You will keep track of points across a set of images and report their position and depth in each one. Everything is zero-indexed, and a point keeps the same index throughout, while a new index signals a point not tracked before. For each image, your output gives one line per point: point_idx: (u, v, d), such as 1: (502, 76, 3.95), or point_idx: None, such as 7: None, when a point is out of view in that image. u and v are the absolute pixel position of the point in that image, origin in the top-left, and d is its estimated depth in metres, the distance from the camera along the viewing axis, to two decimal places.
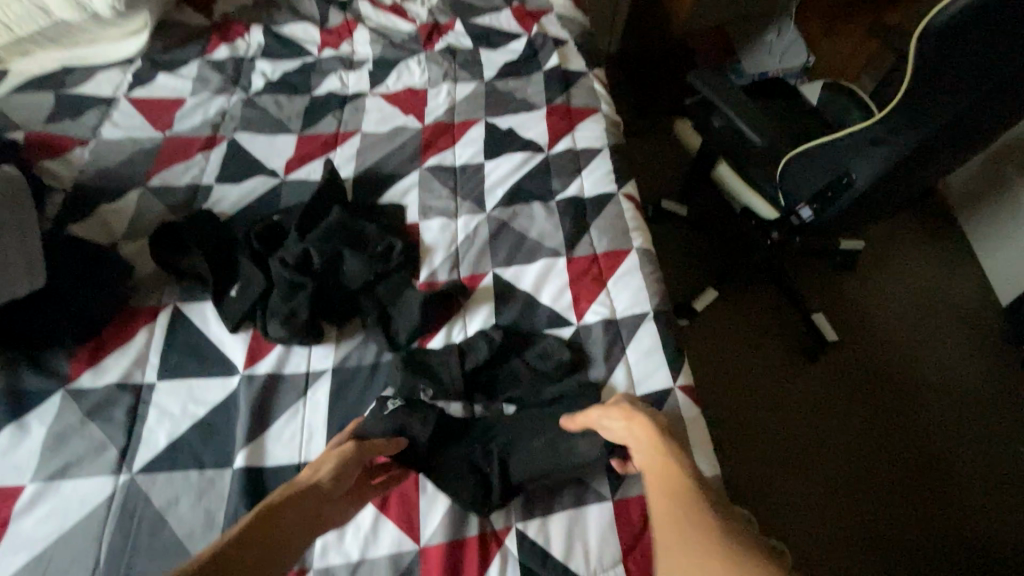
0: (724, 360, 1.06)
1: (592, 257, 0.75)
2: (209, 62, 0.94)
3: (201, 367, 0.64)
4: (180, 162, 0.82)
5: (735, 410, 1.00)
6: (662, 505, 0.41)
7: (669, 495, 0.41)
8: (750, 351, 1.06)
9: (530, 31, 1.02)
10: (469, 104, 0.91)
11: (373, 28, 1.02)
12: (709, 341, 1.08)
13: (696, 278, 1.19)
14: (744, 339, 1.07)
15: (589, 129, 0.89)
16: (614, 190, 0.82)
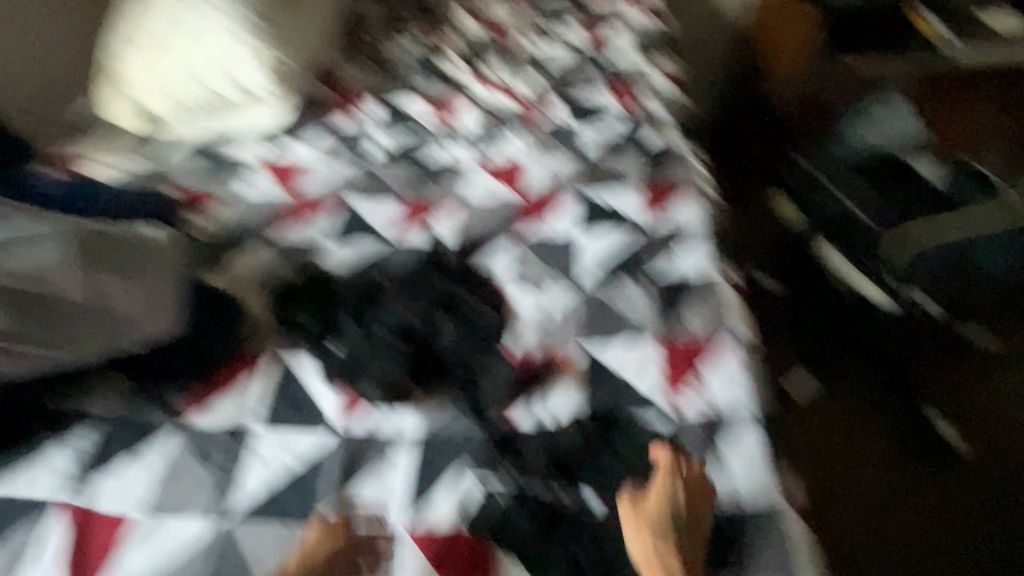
0: (831, 432, 1.14)
1: (689, 341, 0.73)
2: (333, 131, 1.04)
3: (297, 416, 0.67)
4: (300, 221, 0.90)
5: (839, 479, 1.07)
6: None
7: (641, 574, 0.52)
8: (860, 431, 1.13)
9: (628, 111, 1.06)
10: (565, 178, 0.95)
11: (479, 100, 1.09)
12: (816, 412, 1.16)
13: (807, 351, 1.25)
14: (853, 417, 1.15)
15: (686, 210, 0.89)
16: (712, 274, 0.80)
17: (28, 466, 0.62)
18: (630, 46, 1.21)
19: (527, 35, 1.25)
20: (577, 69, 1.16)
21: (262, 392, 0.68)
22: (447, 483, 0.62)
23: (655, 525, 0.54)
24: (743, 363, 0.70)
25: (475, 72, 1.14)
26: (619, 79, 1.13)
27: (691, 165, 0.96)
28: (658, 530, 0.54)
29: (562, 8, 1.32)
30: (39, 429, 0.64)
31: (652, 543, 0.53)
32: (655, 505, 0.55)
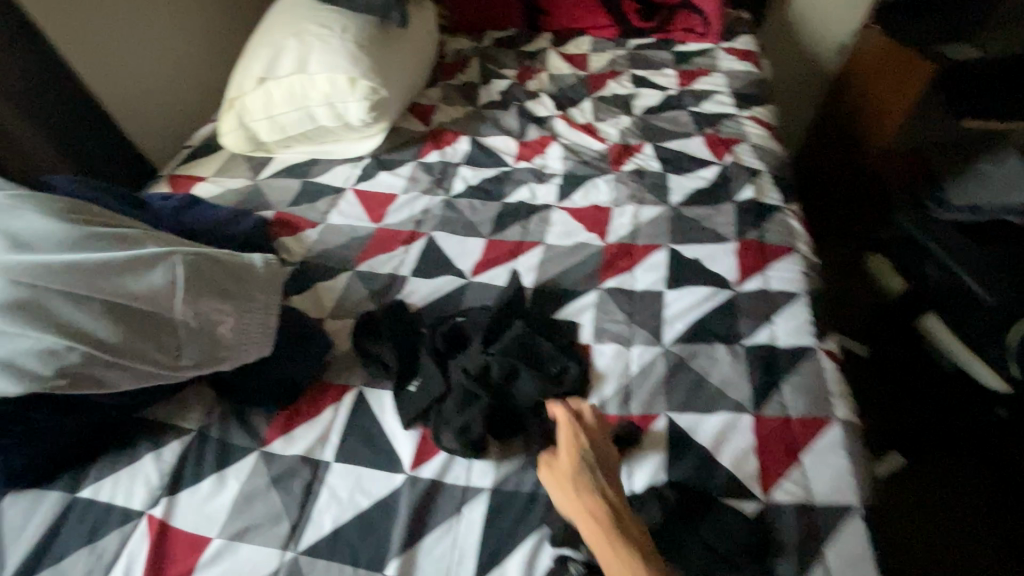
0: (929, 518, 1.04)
1: (785, 419, 0.66)
2: (422, 164, 1.07)
3: (372, 454, 0.67)
4: (385, 252, 0.91)
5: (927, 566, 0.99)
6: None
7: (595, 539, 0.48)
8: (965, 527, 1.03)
9: (723, 160, 1.02)
10: (652, 227, 0.91)
11: (566, 144, 1.10)
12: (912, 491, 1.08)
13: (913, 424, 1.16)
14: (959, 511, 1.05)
15: (784, 270, 0.83)
16: (813, 344, 0.73)
17: (130, 471, 0.66)
18: (725, 93, 1.18)
19: (618, 80, 1.25)
20: (669, 115, 1.14)
21: (340, 425, 0.69)
22: (518, 548, 0.58)
23: (573, 475, 0.51)
24: (847, 452, 0.63)
25: (565, 116, 1.16)
26: (713, 128, 1.10)
27: (791, 221, 0.91)
28: (570, 477, 0.51)
29: (654, 54, 1.31)
30: (145, 436, 0.69)
31: (575, 492, 0.51)
32: (566, 457, 0.53)
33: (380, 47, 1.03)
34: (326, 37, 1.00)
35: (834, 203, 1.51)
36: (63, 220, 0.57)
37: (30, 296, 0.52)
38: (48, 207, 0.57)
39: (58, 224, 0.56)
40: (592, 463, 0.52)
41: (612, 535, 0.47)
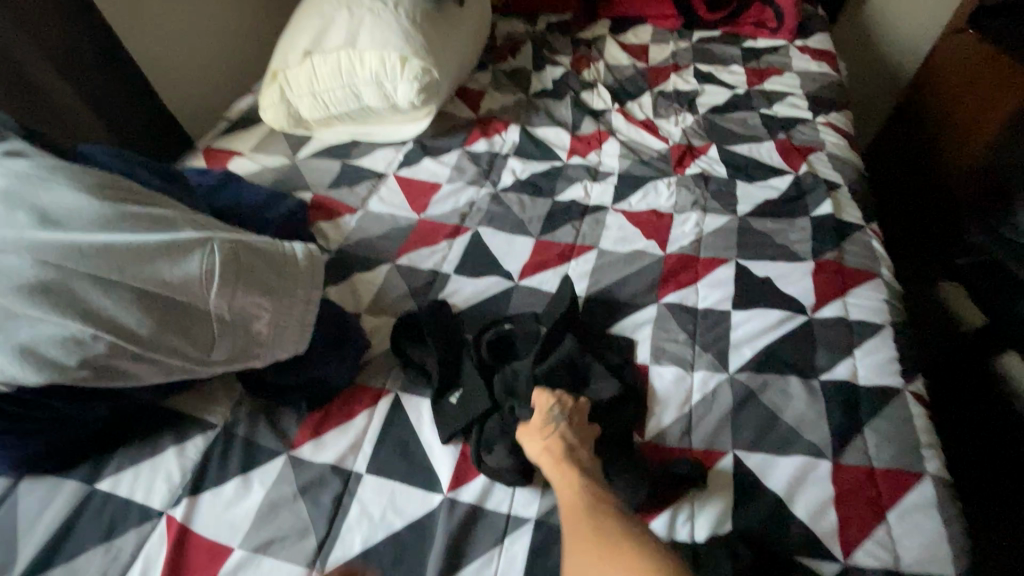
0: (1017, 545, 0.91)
1: (867, 470, 0.59)
2: (468, 153, 1.00)
3: (408, 469, 0.62)
4: (427, 246, 0.85)
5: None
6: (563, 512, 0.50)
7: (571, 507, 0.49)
8: None
9: (797, 169, 0.94)
10: (718, 239, 0.83)
11: (624, 141, 1.02)
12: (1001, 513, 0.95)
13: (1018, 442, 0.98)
14: None
15: (865, 297, 0.75)
16: (900, 386, 0.66)
17: (151, 464, 0.62)
18: (799, 96, 1.09)
19: (681, 74, 1.17)
20: (737, 116, 1.05)
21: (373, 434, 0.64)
22: None
23: (539, 427, 0.56)
24: (940, 515, 0.56)
25: (622, 111, 1.08)
26: (785, 133, 1.01)
27: (873, 243, 0.82)
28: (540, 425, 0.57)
29: (721, 49, 1.22)
30: (168, 427, 0.65)
31: (545, 438, 0.55)
32: (538, 415, 0.57)
33: (434, 25, 0.96)
34: (379, 11, 0.93)
35: (908, 221, 1.37)
36: (95, 194, 0.52)
37: (56, 279, 0.47)
38: (80, 179, 0.52)
39: (91, 199, 0.51)
40: (566, 417, 0.57)
41: (564, 463, 0.53)
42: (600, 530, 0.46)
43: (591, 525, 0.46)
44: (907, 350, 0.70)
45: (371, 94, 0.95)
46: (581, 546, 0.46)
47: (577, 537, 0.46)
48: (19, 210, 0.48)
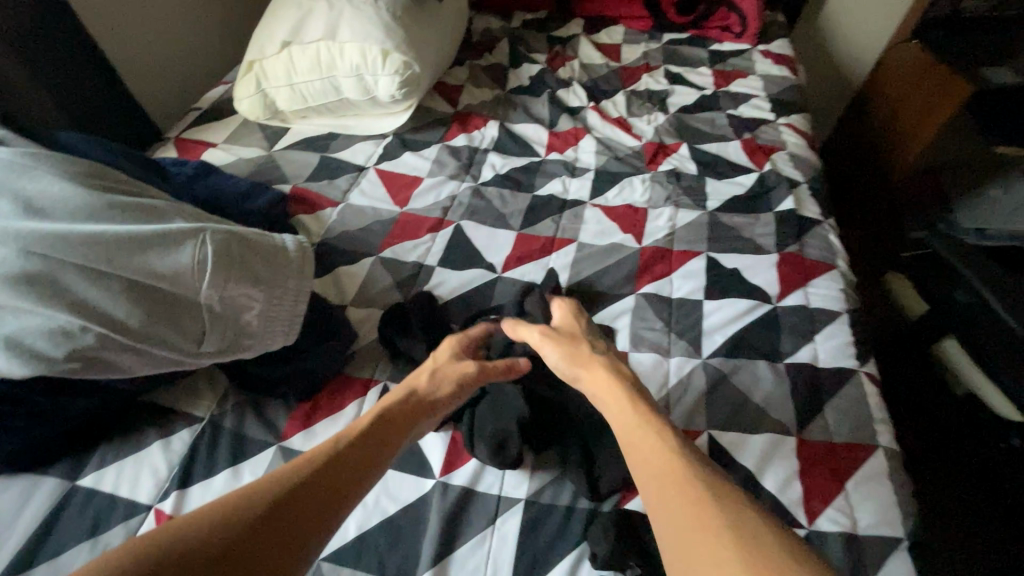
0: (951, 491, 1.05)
1: (828, 444, 0.65)
2: (448, 148, 1.01)
3: (399, 455, 0.63)
4: (410, 239, 0.86)
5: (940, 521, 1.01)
6: (637, 466, 0.49)
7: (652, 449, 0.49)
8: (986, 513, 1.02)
9: (762, 167, 0.99)
10: (690, 233, 0.88)
11: (600, 138, 1.05)
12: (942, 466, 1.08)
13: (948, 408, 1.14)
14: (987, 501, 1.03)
15: (824, 287, 0.81)
16: (856, 367, 0.71)
17: (135, 458, 0.61)
18: (762, 98, 1.15)
19: (652, 75, 1.21)
20: (706, 116, 1.10)
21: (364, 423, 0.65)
22: (556, 567, 0.55)
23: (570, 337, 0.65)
24: (891, 483, 0.62)
25: (597, 109, 1.12)
26: (751, 133, 1.07)
27: (830, 237, 0.88)
28: (564, 338, 0.65)
29: (689, 51, 1.27)
30: (151, 421, 0.64)
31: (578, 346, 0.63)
32: (567, 328, 0.66)
33: (414, 19, 0.97)
34: (359, 3, 0.93)
35: (859, 218, 1.48)
36: (81, 185, 0.51)
37: (42, 269, 0.46)
38: (66, 168, 0.52)
39: (77, 187, 0.51)
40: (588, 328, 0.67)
41: (637, 399, 0.55)
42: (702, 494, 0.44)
43: (688, 487, 0.45)
44: (862, 335, 0.76)
45: (350, 87, 0.95)
46: (667, 485, 0.46)
47: (664, 490, 0.45)
48: (4, 198, 0.48)
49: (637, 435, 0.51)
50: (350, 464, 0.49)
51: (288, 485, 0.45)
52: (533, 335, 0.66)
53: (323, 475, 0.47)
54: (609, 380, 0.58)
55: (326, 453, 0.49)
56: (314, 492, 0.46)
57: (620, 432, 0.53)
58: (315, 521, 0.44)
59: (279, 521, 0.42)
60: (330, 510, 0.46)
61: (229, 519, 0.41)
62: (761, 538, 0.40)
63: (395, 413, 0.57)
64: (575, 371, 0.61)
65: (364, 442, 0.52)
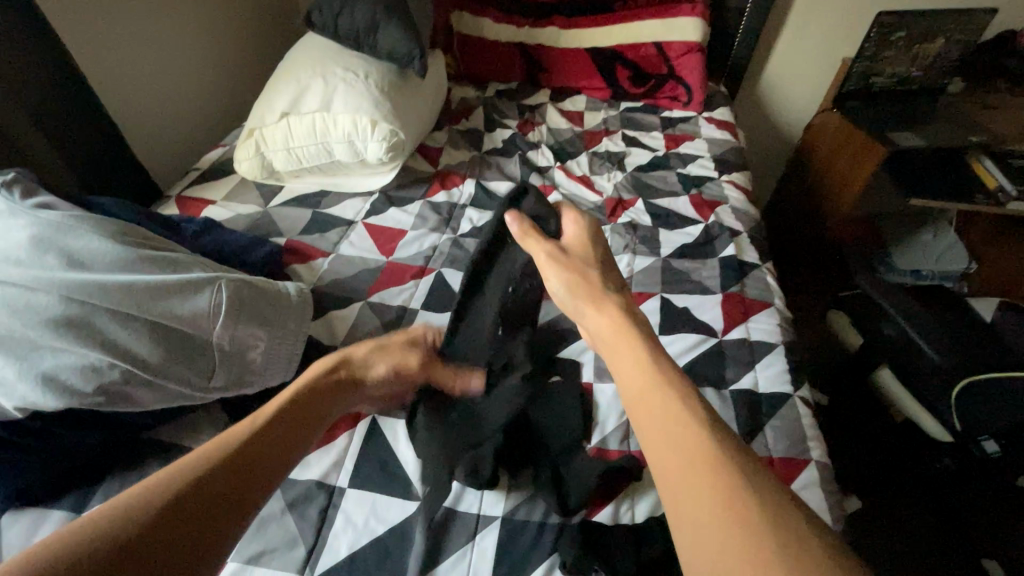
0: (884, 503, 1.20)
1: (768, 459, 0.74)
2: (430, 203, 1.12)
3: (386, 481, 0.69)
4: (396, 285, 0.95)
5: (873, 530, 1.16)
6: (648, 432, 0.42)
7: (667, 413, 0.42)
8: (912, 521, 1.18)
9: (707, 219, 1.13)
10: (646, 277, 0.99)
11: (565, 194, 1.18)
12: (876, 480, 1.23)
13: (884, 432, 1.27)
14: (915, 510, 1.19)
15: (762, 322, 0.92)
16: (791, 392, 0.81)
17: None
18: (707, 158, 1.31)
19: (612, 138, 1.37)
20: (658, 174, 1.25)
21: (354, 454, 0.71)
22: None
23: (582, 261, 0.69)
24: (822, 491, 0.70)
25: (563, 168, 1.25)
26: (697, 189, 1.21)
27: (767, 279, 1.01)
28: (572, 265, 0.68)
29: (643, 117, 1.44)
30: (153, 455, 0.69)
31: (588, 269, 0.67)
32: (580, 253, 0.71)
33: (401, 93, 1.10)
34: (352, 80, 1.06)
35: (798, 261, 1.65)
36: (115, 241, 0.60)
37: (79, 313, 0.54)
38: (104, 228, 0.60)
39: (113, 243, 0.59)
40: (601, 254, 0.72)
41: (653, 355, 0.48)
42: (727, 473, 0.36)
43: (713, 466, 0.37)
44: (796, 364, 0.87)
45: (342, 150, 1.06)
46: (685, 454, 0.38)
47: (676, 451, 0.39)
48: (50, 253, 0.56)
49: (650, 392, 0.44)
50: (277, 437, 0.49)
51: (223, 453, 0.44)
52: (541, 255, 0.71)
53: (253, 444, 0.47)
54: (625, 331, 0.53)
55: (247, 430, 0.48)
56: (251, 457, 0.45)
57: (630, 392, 0.46)
58: (253, 482, 0.44)
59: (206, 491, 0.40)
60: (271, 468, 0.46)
61: (159, 490, 0.38)
62: (804, 538, 0.32)
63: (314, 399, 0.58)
64: (580, 299, 0.63)
65: (287, 421, 0.52)
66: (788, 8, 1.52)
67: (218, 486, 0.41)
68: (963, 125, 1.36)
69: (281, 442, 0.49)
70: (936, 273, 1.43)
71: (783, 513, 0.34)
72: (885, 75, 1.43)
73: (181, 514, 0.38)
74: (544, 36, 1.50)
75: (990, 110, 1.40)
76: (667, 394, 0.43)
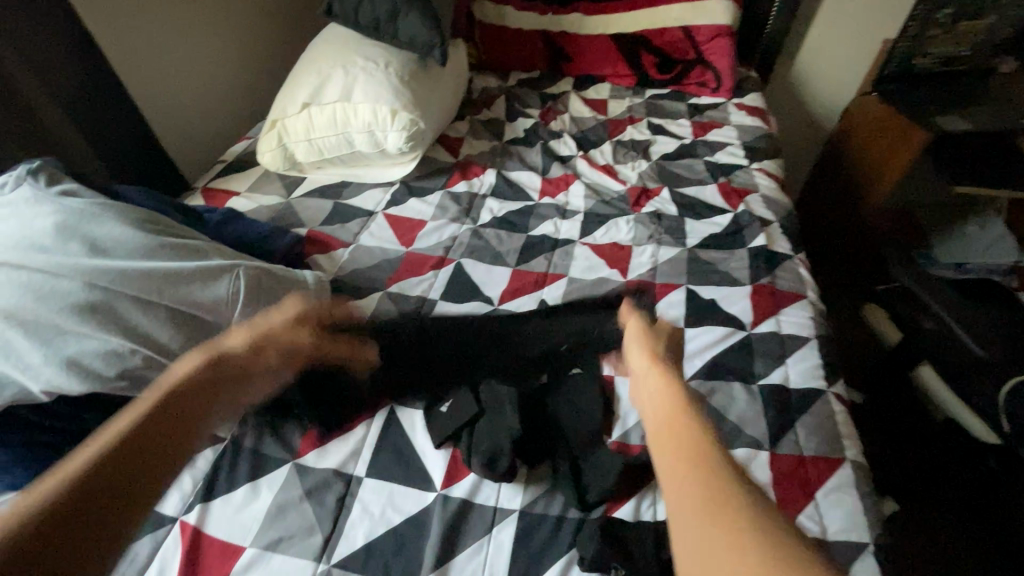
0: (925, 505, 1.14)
1: (799, 458, 0.70)
2: (450, 194, 1.11)
3: (403, 471, 0.69)
4: (415, 275, 0.95)
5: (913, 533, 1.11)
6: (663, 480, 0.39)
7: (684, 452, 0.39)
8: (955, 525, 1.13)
9: (736, 208, 1.08)
10: (671, 267, 0.96)
11: (588, 183, 1.15)
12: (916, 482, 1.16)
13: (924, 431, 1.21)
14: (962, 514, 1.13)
15: (794, 315, 0.88)
16: (824, 388, 0.78)
17: None
18: (737, 146, 1.26)
19: (636, 126, 1.33)
20: (685, 163, 1.21)
21: (372, 443, 0.71)
22: (547, 571, 0.60)
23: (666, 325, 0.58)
24: (857, 492, 0.67)
25: (586, 157, 1.22)
26: (726, 177, 1.17)
27: (800, 270, 0.97)
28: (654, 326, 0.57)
29: (669, 104, 1.40)
30: None
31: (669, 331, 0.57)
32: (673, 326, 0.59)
33: (420, 83, 1.09)
34: (372, 70, 1.06)
35: (832, 254, 1.59)
36: (138, 228, 0.60)
37: (101, 298, 0.54)
38: (126, 215, 0.61)
39: (134, 231, 0.60)
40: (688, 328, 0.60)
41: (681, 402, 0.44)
42: (740, 518, 0.34)
43: (722, 507, 0.35)
44: (830, 359, 0.83)
45: (362, 141, 1.06)
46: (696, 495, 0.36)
47: (688, 489, 0.37)
48: (74, 240, 0.56)
49: (673, 430, 0.42)
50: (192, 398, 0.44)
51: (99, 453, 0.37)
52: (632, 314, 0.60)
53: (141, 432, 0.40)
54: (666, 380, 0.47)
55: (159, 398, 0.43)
56: (136, 448, 0.39)
57: (654, 436, 0.43)
58: (138, 475, 0.38)
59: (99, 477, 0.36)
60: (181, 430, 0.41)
61: (9, 524, 0.32)
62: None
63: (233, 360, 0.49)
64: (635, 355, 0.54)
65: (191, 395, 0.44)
66: None
67: (91, 494, 0.35)
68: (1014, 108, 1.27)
69: (176, 424, 0.41)
70: (982, 265, 1.35)
71: (790, 557, 0.31)
72: (929, 55, 1.35)
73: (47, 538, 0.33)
74: (567, 23, 1.47)
75: None
76: (689, 436, 0.40)
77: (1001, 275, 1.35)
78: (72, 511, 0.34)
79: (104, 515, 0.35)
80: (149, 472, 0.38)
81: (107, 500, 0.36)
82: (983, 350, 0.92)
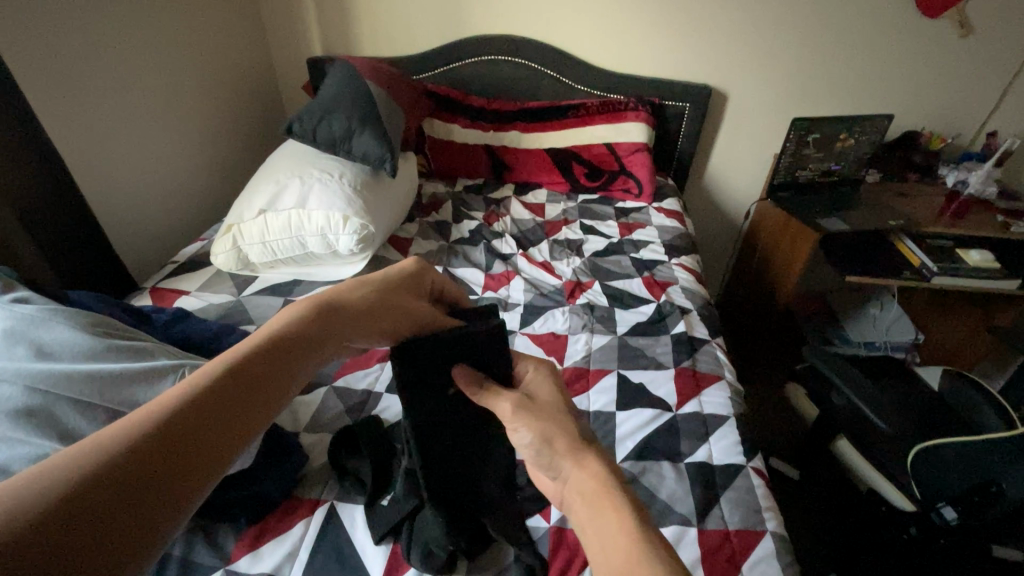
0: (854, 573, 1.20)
1: (725, 532, 0.74)
2: None
3: (341, 571, 0.68)
4: (362, 368, 0.98)
5: None
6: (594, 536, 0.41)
7: (588, 501, 0.44)
8: None
9: (659, 299, 1.21)
10: (603, 354, 1.04)
11: (527, 278, 1.26)
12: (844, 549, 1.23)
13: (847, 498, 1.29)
14: None
15: (715, 396, 0.97)
16: (743, 463, 0.84)
17: None
18: (658, 244, 1.41)
19: (570, 227, 1.48)
20: (614, 259, 1.35)
21: (309, 544, 0.70)
22: None
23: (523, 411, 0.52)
24: (777, 564, 0.71)
25: (525, 254, 1.34)
26: (650, 272, 1.31)
27: (717, 353, 1.08)
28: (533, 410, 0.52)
29: (599, 208, 1.58)
30: None
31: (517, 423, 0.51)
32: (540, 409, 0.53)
33: (372, 191, 1.20)
34: (327, 180, 1.16)
35: (752, 339, 1.77)
36: (87, 332, 0.63)
37: (40, 403, 0.54)
38: (76, 320, 0.64)
39: (82, 335, 0.62)
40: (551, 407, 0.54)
41: (577, 487, 0.45)
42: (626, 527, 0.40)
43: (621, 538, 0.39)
44: (747, 435, 0.91)
45: (316, 244, 1.13)
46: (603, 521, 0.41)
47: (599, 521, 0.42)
48: (20, 345, 0.59)
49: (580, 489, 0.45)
50: (304, 342, 0.47)
51: (152, 421, 0.35)
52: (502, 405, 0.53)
53: (191, 411, 0.37)
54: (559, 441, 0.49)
55: (279, 331, 0.47)
56: (191, 425, 0.36)
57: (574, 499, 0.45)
58: (254, 405, 0.40)
59: (232, 384, 0.40)
60: (275, 379, 0.43)
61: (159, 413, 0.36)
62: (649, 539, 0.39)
63: (286, 342, 0.46)
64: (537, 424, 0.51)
65: (299, 343, 0.47)
66: (720, 112, 1.73)
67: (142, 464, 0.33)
68: (883, 211, 1.50)
69: (279, 365, 0.44)
70: (888, 342, 1.55)
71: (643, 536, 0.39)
72: (809, 168, 1.61)
73: (96, 504, 0.30)
74: (506, 139, 1.67)
75: (904, 198, 1.57)
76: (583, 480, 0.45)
77: (904, 351, 1.55)
78: (210, 409, 0.38)
79: (152, 483, 0.32)
80: (236, 432, 0.38)
81: (141, 493, 0.32)
82: (886, 425, 1.01)
